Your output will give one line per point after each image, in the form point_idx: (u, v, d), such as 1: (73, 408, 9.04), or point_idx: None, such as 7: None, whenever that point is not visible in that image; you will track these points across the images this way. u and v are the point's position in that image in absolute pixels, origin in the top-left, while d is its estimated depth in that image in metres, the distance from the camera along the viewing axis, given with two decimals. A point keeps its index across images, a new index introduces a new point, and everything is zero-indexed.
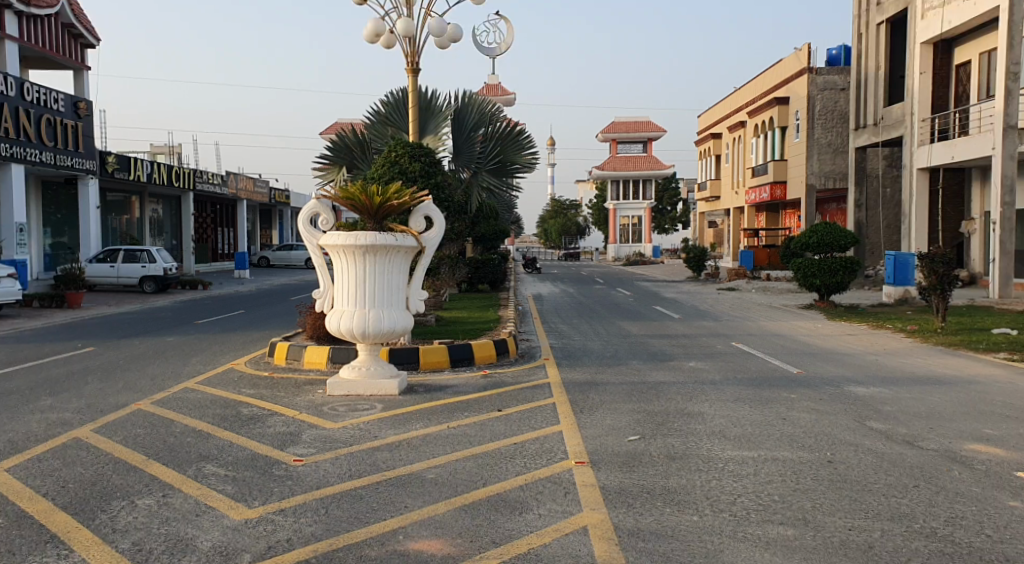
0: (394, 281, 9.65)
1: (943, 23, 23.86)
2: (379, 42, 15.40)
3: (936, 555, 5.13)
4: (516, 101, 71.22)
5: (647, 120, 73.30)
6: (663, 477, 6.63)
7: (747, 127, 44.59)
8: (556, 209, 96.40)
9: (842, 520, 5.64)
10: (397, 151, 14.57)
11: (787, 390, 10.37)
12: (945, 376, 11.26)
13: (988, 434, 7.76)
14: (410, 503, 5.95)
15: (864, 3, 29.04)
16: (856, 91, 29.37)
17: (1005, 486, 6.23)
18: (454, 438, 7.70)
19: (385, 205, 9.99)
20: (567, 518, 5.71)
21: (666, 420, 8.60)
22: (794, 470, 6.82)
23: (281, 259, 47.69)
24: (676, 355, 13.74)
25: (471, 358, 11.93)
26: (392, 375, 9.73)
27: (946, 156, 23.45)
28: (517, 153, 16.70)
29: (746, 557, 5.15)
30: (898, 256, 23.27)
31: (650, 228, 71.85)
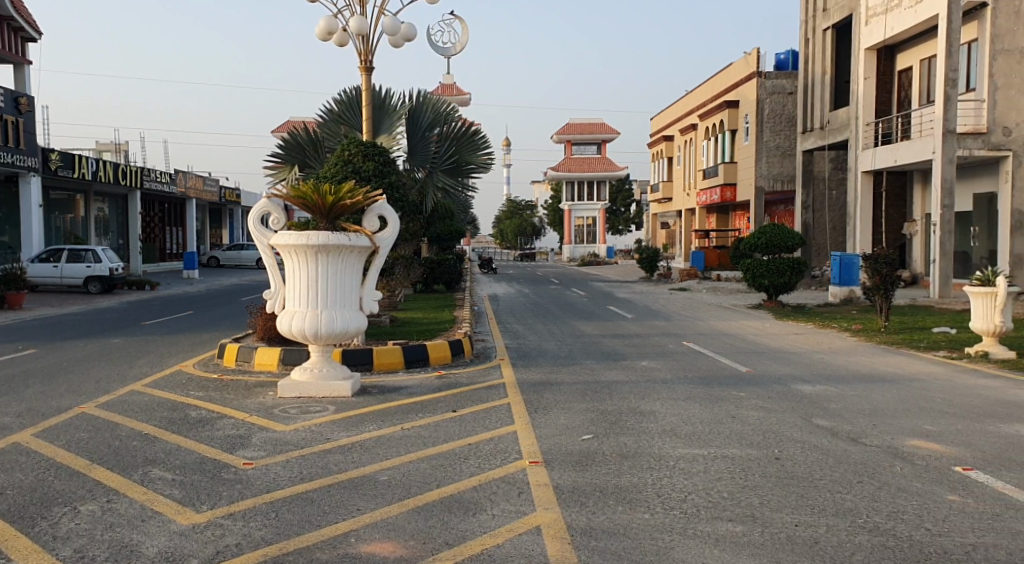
0: (347, 281, 9.60)
1: (886, 29, 24.41)
2: (332, 40, 15.31)
3: (878, 549, 5.25)
4: (470, 101, 71.22)
5: (601, 122, 73.69)
6: (615, 476, 6.71)
7: (699, 130, 45.16)
8: (511, 210, 96.59)
9: (788, 517, 5.76)
10: (351, 150, 14.49)
11: (736, 388, 10.54)
12: (889, 374, 11.53)
13: (929, 430, 7.97)
14: (362, 505, 5.94)
15: (811, 8, 29.58)
16: (804, 94, 29.93)
17: (944, 480, 6.40)
18: (407, 440, 7.70)
19: (338, 204, 9.93)
20: (520, 518, 5.75)
21: (618, 419, 8.70)
22: (742, 467, 6.94)
23: (232, 259, 47.09)
24: (628, 354, 13.87)
25: (426, 358, 11.93)
26: (345, 377, 9.68)
27: (889, 159, 24.02)
28: (472, 154, 16.69)
29: (696, 553, 5.23)
30: (844, 257, 23.75)
31: (604, 229, 72.34)
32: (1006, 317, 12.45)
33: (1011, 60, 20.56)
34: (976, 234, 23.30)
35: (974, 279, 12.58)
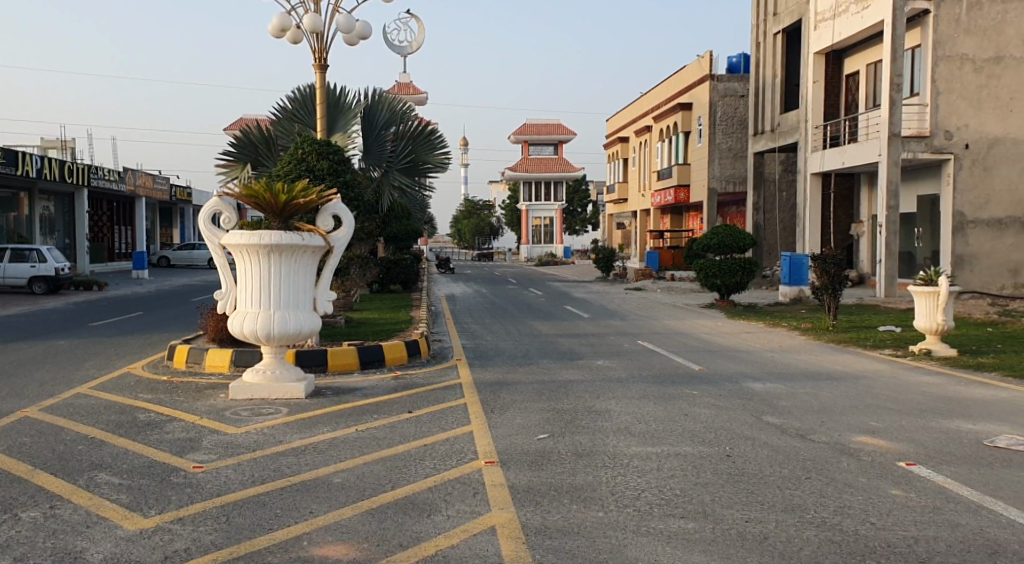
0: (300, 281, 9.54)
1: (833, 34, 24.87)
2: (285, 38, 15.17)
3: (826, 543, 5.35)
4: (426, 100, 71.03)
5: (557, 122, 73.85)
6: (570, 475, 6.75)
7: (653, 132, 45.57)
8: (468, 210, 96.42)
9: (738, 513, 5.86)
10: (304, 149, 14.36)
11: (688, 386, 10.68)
12: (838, 372, 11.77)
13: (874, 427, 8.14)
14: (315, 508, 5.91)
15: (761, 12, 30.01)
16: (755, 98, 30.38)
17: (889, 475, 6.55)
18: (362, 441, 7.68)
19: (291, 203, 9.82)
20: (475, 518, 5.77)
21: (574, 419, 8.74)
22: (694, 465, 7.04)
23: (183, 259, 46.39)
24: (584, 354, 13.96)
25: (381, 359, 11.89)
26: (298, 379, 9.61)
27: (837, 162, 24.51)
28: (429, 153, 16.79)
29: (650, 551, 5.28)
30: (794, 257, 24.15)
31: (560, 230, 72.71)
32: (948, 315, 12.77)
33: (952, 66, 21.07)
34: (920, 234, 23.88)
35: (918, 278, 12.87)
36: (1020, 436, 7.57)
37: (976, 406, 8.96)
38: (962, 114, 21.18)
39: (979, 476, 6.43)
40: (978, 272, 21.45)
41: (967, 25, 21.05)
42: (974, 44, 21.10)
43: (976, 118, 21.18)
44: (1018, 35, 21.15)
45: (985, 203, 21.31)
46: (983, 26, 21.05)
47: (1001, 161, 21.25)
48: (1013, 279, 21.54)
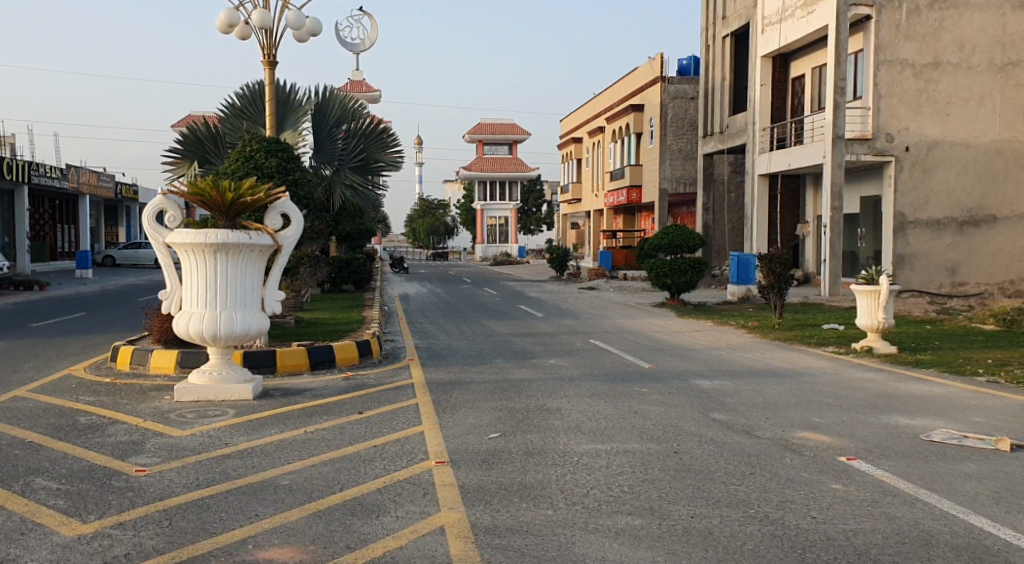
0: (247, 281, 9.42)
1: (780, 38, 25.31)
2: (233, 34, 14.98)
3: (768, 537, 5.44)
4: (379, 99, 70.67)
5: (511, 122, 73.87)
6: (519, 474, 6.79)
7: (606, 133, 45.88)
8: (422, 209, 95.93)
9: (685, 509, 5.95)
10: (252, 147, 14.19)
11: (638, 384, 10.80)
12: (784, 369, 11.98)
13: (817, 423, 8.30)
14: (261, 511, 5.86)
15: (710, 16, 30.42)
16: (704, 100, 30.77)
17: (830, 470, 6.71)
18: (310, 443, 7.63)
19: (238, 201, 9.68)
20: (424, 518, 5.78)
21: (525, 418, 8.78)
22: (642, 461, 7.13)
23: (129, 258, 45.49)
24: (536, 352, 14.02)
25: (332, 360, 11.81)
26: (245, 380, 9.50)
27: (783, 163, 24.92)
28: (381, 151, 16.87)
29: (597, 548, 5.34)
30: (742, 256, 24.52)
31: (515, 229, 72.91)
32: (888, 313, 13.08)
33: (893, 70, 21.58)
34: (863, 234, 24.41)
35: (860, 277, 13.14)
36: (956, 430, 7.78)
37: (914, 402, 9.19)
38: (902, 117, 21.68)
39: (916, 469, 6.60)
40: (918, 271, 21.99)
41: (907, 30, 21.60)
42: (913, 49, 21.65)
43: (915, 121, 21.70)
44: (955, 41, 21.75)
45: (924, 204, 21.84)
46: (922, 32, 21.63)
47: (940, 163, 21.80)
48: (951, 279, 22.15)
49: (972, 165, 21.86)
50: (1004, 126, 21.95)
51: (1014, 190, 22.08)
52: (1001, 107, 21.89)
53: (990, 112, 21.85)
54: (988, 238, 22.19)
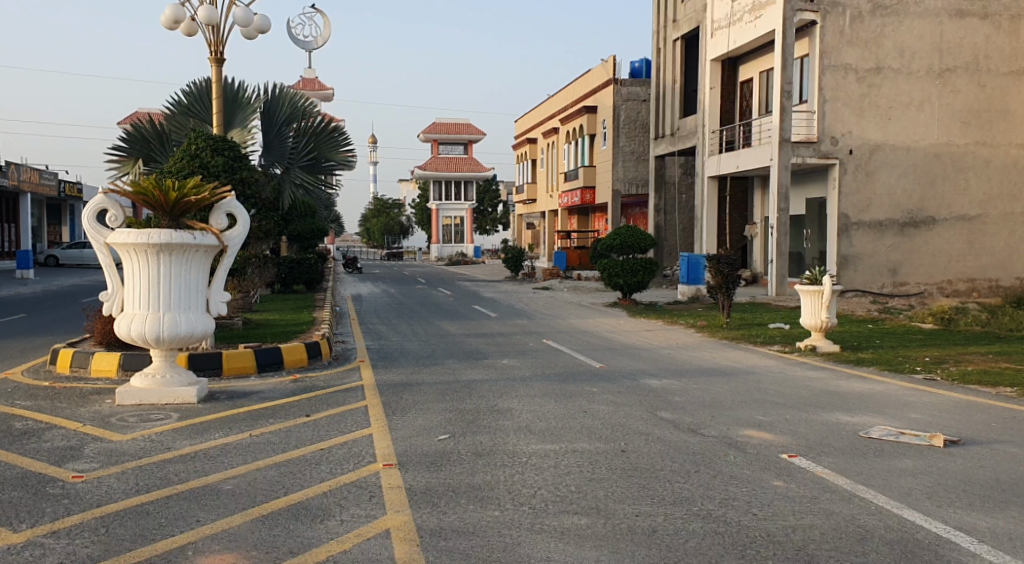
0: (191, 282, 9.30)
1: (729, 43, 25.66)
2: (180, 30, 14.75)
3: (710, 534, 5.52)
4: (332, 97, 70.24)
5: (466, 122, 73.86)
6: (468, 475, 6.80)
7: (560, 134, 46.11)
8: (377, 208, 95.33)
9: (630, 508, 6.01)
10: (198, 144, 13.98)
11: (589, 384, 10.88)
12: (732, 368, 12.14)
13: (761, 421, 8.43)
14: (202, 517, 5.79)
15: (662, 19, 30.76)
16: (656, 102, 31.07)
17: (772, 467, 6.83)
18: (256, 447, 7.56)
19: (182, 201, 9.51)
20: (369, 522, 5.75)
21: (475, 419, 8.80)
22: (590, 461, 7.18)
23: (73, 258, 44.55)
24: (490, 353, 14.02)
25: (280, 362, 11.70)
26: (189, 383, 9.36)
27: (732, 165, 25.28)
28: (332, 150, 16.78)
29: (542, 548, 5.36)
30: (692, 257, 24.82)
31: (470, 229, 72.91)
32: (831, 313, 13.34)
33: (837, 75, 22.00)
34: (810, 235, 24.86)
35: (804, 277, 13.39)
36: (892, 426, 7.97)
37: (854, 399, 9.40)
38: (846, 121, 22.10)
39: (854, 466, 6.75)
40: (861, 271, 22.44)
41: (850, 36, 22.05)
42: (856, 54, 22.11)
43: (858, 125, 22.14)
44: (896, 47, 22.26)
45: (867, 206, 22.29)
46: (865, 38, 22.11)
47: (882, 166, 22.28)
48: (893, 278, 22.65)
49: (913, 167, 22.40)
50: (943, 130, 22.54)
51: (952, 192, 22.68)
52: (940, 112, 22.47)
53: (929, 117, 22.42)
54: (928, 239, 22.75)
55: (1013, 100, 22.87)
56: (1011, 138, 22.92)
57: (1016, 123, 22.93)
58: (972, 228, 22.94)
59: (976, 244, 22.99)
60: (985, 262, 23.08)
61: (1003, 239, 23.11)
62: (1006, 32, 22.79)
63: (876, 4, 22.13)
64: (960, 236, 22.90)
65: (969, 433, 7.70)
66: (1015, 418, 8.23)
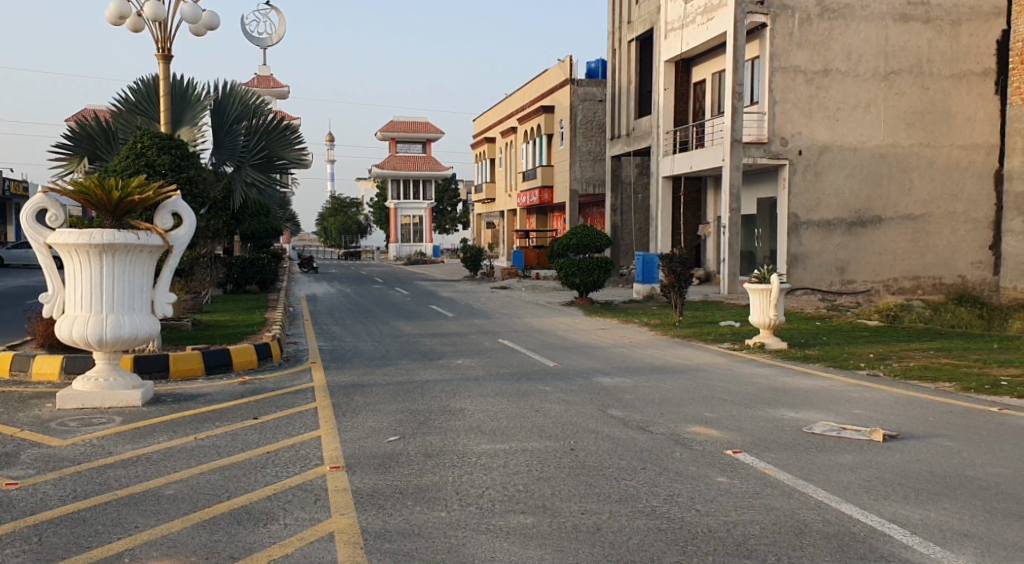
0: (135, 283, 9.15)
1: (682, 44, 25.88)
2: (125, 26, 14.49)
3: (653, 531, 5.56)
4: (287, 94, 69.60)
5: (424, 121, 73.65)
6: (416, 476, 6.78)
7: (518, 133, 46.15)
8: (335, 207, 94.64)
9: (576, 506, 6.04)
10: (144, 143, 13.73)
11: (542, 383, 10.92)
12: (683, 365, 12.26)
13: (708, 418, 8.53)
14: (140, 523, 5.70)
15: (617, 19, 30.93)
16: (611, 102, 31.25)
17: (716, 463, 6.90)
18: (202, 450, 7.45)
19: (125, 200, 9.33)
20: (313, 525, 5.71)
21: (426, 419, 8.78)
22: (539, 460, 7.20)
23: (20, 259, 43.51)
24: (445, 353, 13.99)
25: (228, 364, 11.55)
26: (134, 386, 9.20)
27: (685, 165, 25.53)
28: (283, 147, 16.56)
29: (487, 548, 5.37)
30: (647, 257, 25.01)
31: (429, 228, 72.77)
32: (779, 310, 13.52)
33: (786, 77, 22.32)
34: (761, 235, 25.19)
35: (753, 276, 13.58)
36: (835, 421, 8.11)
37: (799, 395, 9.56)
38: (795, 123, 22.41)
39: (796, 461, 6.85)
40: (810, 270, 22.78)
41: (799, 39, 22.37)
42: (805, 56, 22.44)
43: (807, 127, 22.47)
44: (843, 50, 22.65)
45: (816, 206, 22.63)
46: (813, 40, 22.45)
47: (830, 166, 22.64)
48: (841, 277, 23.02)
49: (860, 168, 22.82)
50: (889, 131, 22.99)
51: (898, 192, 23.15)
52: (885, 113, 22.92)
53: (875, 119, 22.85)
54: (875, 238, 23.19)
55: (955, 102, 23.39)
56: (953, 140, 23.44)
57: (957, 124, 23.46)
58: (917, 227, 23.42)
59: (921, 243, 23.49)
60: (929, 261, 23.60)
61: (946, 238, 23.64)
62: (948, 36, 23.28)
63: (824, 7, 22.48)
64: (906, 235, 23.38)
65: (908, 427, 7.87)
66: (952, 413, 8.41)
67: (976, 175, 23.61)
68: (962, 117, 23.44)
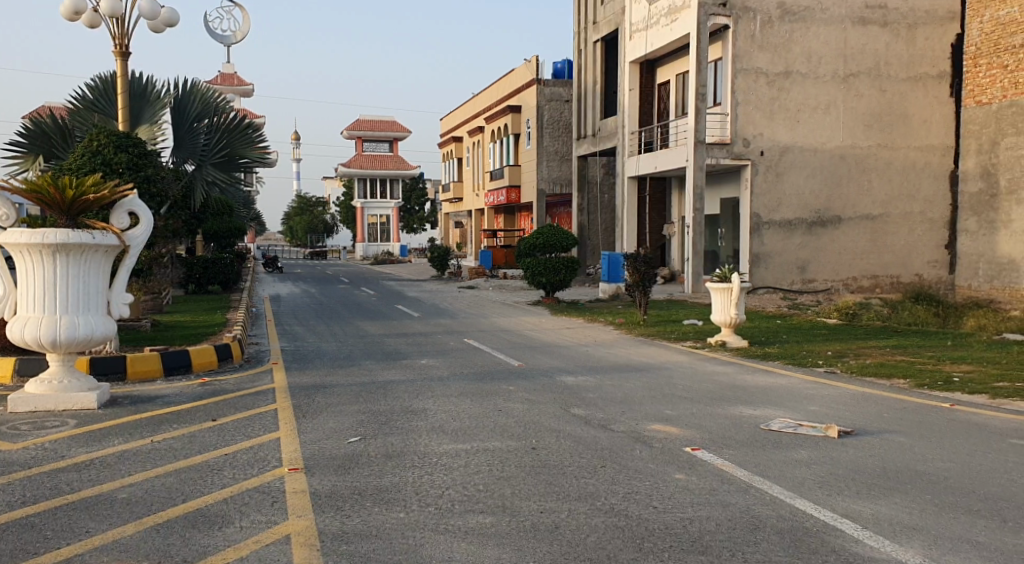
0: (91, 283, 9.02)
1: (647, 45, 25.99)
2: (81, 21, 14.26)
3: (611, 528, 5.58)
4: (251, 92, 68.96)
5: (391, 120, 73.33)
6: (375, 477, 6.75)
7: (485, 133, 46.13)
8: (301, 206, 93.90)
9: (535, 504, 6.05)
10: (99, 140, 13.51)
11: (506, 382, 10.92)
12: (645, 364, 12.32)
13: (668, 415, 8.59)
14: (92, 527, 5.61)
15: (582, 20, 31.02)
16: (577, 102, 31.32)
17: (675, 460, 6.96)
18: (156, 453, 7.35)
19: (80, 199, 9.19)
20: (270, 527, 5.66)
21: (387, 420, 8.75)
22: (500, 459, 7.19)
23: None
24: (409, 353, 13.94)
25: (188, 365, 11.41)
26: (89, 388, 9.05)
27: (650, 165, 25.65)
28: (246, 146, 16.35)
29: (445, 548, 5.36)
30: (612, 256, 25.10)
31: (397, 227, 72.48)
32: (740, 309, 13.63)
33: (748, 79, 22.51)
34: (724, 234, 25.41)
35: (714, 275, 13.68)
36: (791, 418, 8.20)
37: (757, 392, 9.66)
38: (757, 124, 22.61)
39: (752, 457, 6.92)
40: (772, 269, 22.99)
41: (761, 41, 22.58)
42: (767, 58, 22.66)
43: (769, 128, 22.68)
44: (804, 52, 22.90)
45: (778, 206, 22.85)
46: (774, 43, 22.68)
47: (791, 167, 22.88)
48: (802, 276, 23.27)
49: (820, 169, 23.09)
50: (848, 132, 23.30)
51: (857, 192, 23.47)
52: (845, 115, 23.23)
53: (835, 120, 23.15)
54: (835, 238, 23.48)
55: (911, 104, 23.78)
56: (910, 141, 23.82)
57: (914, 126, 23.85)
58: (875, 226, 23.76)
59: (879, 242, 23.84)
60: (888, 260, 23.97)
61: (904, 238, 24.03)
62: (904, 40, 23.66)
63: (785, 10, 22.71)
64: (865, 234, 23.70)
65: (862, 424, 7.98)
66: (905, 410, 8.54)
67: (931, 176, 24.03)
68: (919, 119, 23.83)
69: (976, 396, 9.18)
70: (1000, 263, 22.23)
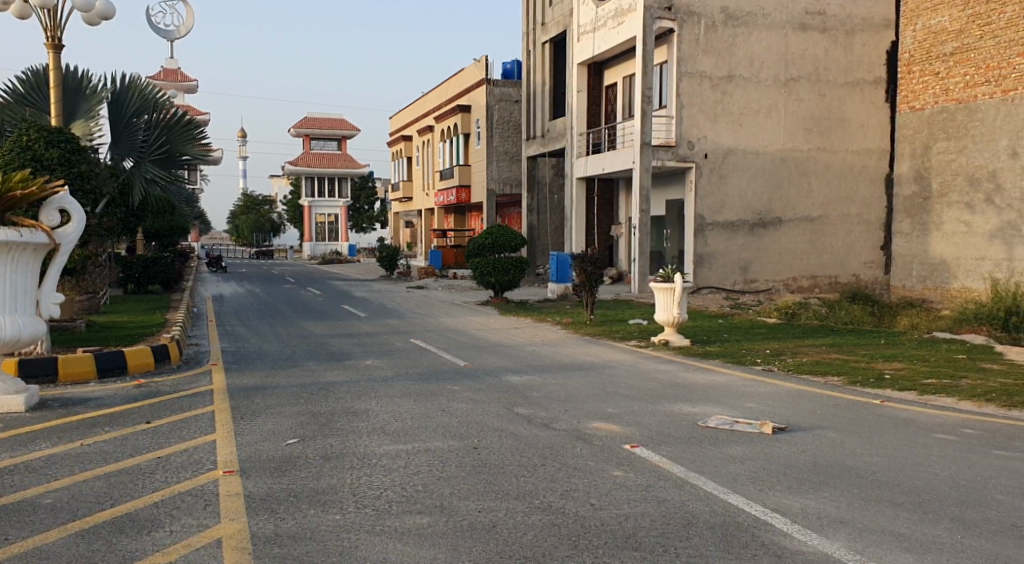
0: (18, 282, 8.77)
1: (594, 47, 26.11)
2: (11, 11, 13.87)
3: (547, 526, 5.58)
4: (195, 89, 67.77)
5: (339, 118, 72.68)
6: (313, 479, 6.65)
7: (434, 133, 45.97)
8: (247, 204, 92.58)
9: (473, 503, 6.02)
10: (30, 136, 13.14)
11: (449, 382, 10.88)
12: (590, 363, 12.35)
13: (609, 414, 8.61)
14: (12, 535, 5.44)
15: (531, 21, 31.05)
16: (526, 102, 31.27)
17: (613, 458, 6.99)
18: (86, 457, 7.15)
19: (5, 195, 8.77)
20: (200, 531, 5.55)
21: (328, 421, 8.64)
22: (441, 460, 7.14)
23: None
24: (354, 353, 13.81)
25: (124, 367, 11.15)
26: (16, 390, 8.79)
27: (598, 167, 25.76)
28: (186, 143, 16.09)
29: (380, 549, 5.30)
30: (560, 257, 25.15)
31: (345, 227, 71.90)
32: (682, 309, 13.78)
33: (694, 82, 22.71)
34: (670, 235, 25.64)
35: (658, 275, 13.79)
36: (727, 415, 8.28)
37: (697, 390, 9.75)
38: (701, 126, 22.82)
39: (688, 454, 6.98)
40: (715, 269, 23.27)
41: (705, 45, 22.81)
42: (711, 62, 22.91)
43: (713, 130, 22.91)
44: (746, 57, 23.23)
45: (722, 207, 23.12)
46: (718, 46, 22.94)
47: (734, 169, 23.17)
48: (744, 276, 23.60)
49: (762, 171, 23.44)
50: (789, 135, 23.70)
51: (798, 194, 23.89)
52: (786, 118, 23.62)
53: (777, 123, 23.52)
54: (777, 239, 23.85)
55: (849, 109, 24.29)
56: (847, 145, 24.36)
57: (852, 130, 24.37)
58: (815, 227, 24.22)
59: (818, 243, 24.32)
60: (826, 260, 24.46)
61: (842, 239, 24.56)
62: (842, 46, 24.17)
63: (728, 14, 23.00)
64: (805, 236, 24.15)
65: (796, 420, 8.10)
66: (839, 406, 8.70)
67: (868, 179, 24.59)
68: (856, 123, 24.35)
69: (904, 393, 9.40)
70: (932, 263, 22.80)
